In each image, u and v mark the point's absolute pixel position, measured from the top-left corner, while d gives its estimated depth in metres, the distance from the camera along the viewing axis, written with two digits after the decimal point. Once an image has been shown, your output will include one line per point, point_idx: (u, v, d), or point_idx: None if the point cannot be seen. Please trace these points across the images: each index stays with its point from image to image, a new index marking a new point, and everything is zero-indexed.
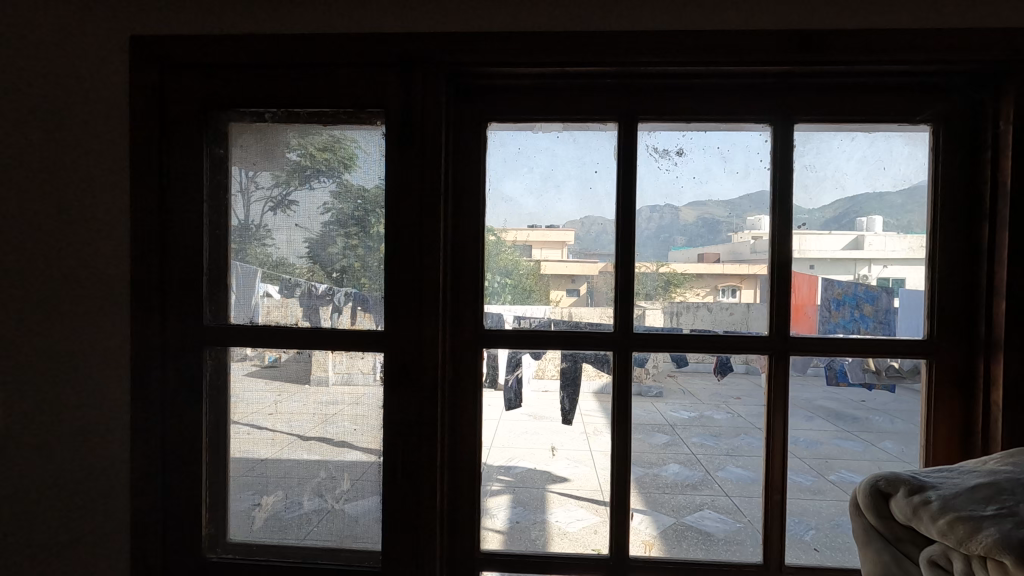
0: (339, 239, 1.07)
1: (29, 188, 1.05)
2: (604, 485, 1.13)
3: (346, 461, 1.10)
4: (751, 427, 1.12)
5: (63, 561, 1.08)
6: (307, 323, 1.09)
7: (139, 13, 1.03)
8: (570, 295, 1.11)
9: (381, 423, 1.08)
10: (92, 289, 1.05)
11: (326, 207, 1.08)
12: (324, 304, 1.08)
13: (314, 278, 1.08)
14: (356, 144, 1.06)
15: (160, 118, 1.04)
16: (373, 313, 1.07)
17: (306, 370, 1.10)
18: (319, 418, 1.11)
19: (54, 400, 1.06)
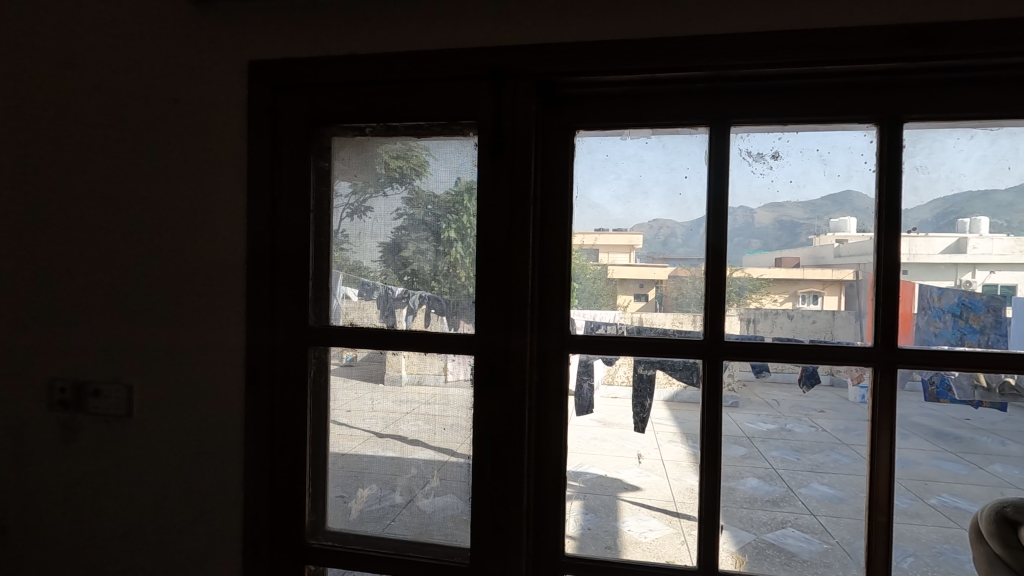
0: (411, 243, 1.13)
1: (160, 201, 1.17)
2: (677, 496, 1.11)
3: (421, 459, 1.15)
4: (837, 443, 1.06)
5: (183, 538, 1.19)
6: (383, 324, 1.15)
7: (257, 39, 1.13)
8: (638, 300, 1.11)
9: (456, 424, 1.13)
10: (212, 291, 1.16)
11: (399, 212, 1.13)
12: (400, 306, 1.14)
13: (390, 281, 1.14)
14: (427, 151, 1.12)
15: (272, 135, 1.13)
16: (445, 316, 1.12)
17: (381, 369, 1.15)
18: (394, 418, 1.16)
19: (178, 393, 1.18)
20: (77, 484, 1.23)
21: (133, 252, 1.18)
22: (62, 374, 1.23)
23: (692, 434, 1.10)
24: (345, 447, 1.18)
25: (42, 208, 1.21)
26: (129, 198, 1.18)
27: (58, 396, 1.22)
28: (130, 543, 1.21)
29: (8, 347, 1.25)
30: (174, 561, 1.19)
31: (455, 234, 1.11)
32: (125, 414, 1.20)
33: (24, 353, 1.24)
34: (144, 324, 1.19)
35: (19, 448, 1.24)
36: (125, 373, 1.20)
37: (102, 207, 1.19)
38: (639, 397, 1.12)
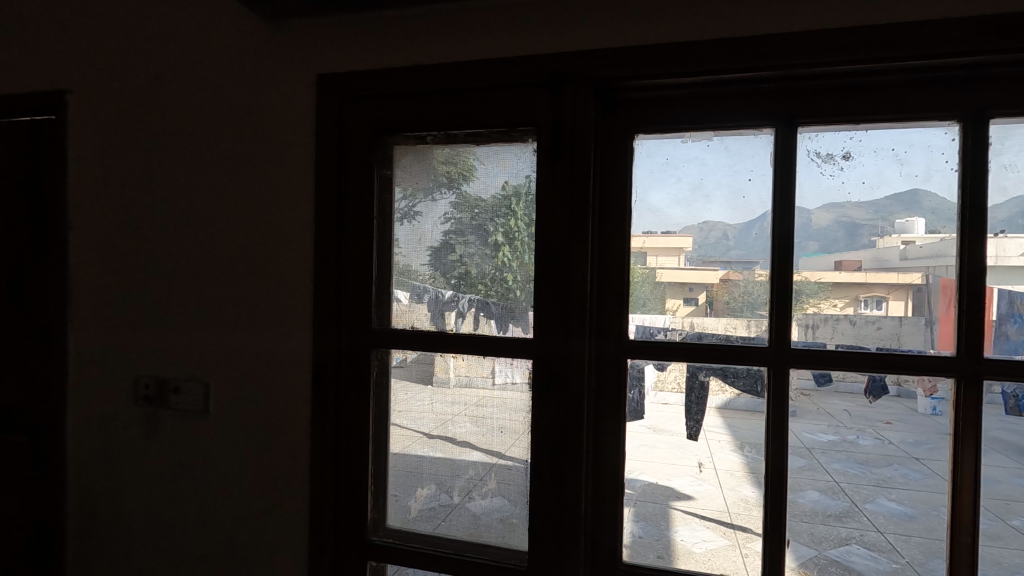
0: (460, 247, 1.15)
1: (233, 209, 1.23)
2: (732, 507, 1.09)
3: (469, 461, 1.17)
4: (904, 457, 1.01)
5: (253, 531, 1.24)
6: (432, 327, 1.17)
7: (325, 53, 1.18)
8: (688, 304, 1.09)
9: (503, 426, 1.14)
10: (281, 294, 1.21)
11: (446, 216, 1.16)
12: (450, 309, 1.16)
13: (438, 285, 1.17)
14: (475, 156, 1.14)
15: (338, 145, 1.18)
16: (494, 320, 1.13)
17: (429, 371, 1.18)
18: (443, 421, 1.18)
19: (250, 391, 1.24)
20: (158, 474, 1.31)
21: (210, 257, 1.25)
22: (147, 371, 1.31)
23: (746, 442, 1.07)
24: (398, 447, 1.21)
25: (131, 216, 1.30)
26: (205, 207, 1.25)
27: (143, 392, 1.31)
28: (205, 532, 1.28)
29: (99, 345, 1.35)
30: (245, 551, 1.25)
31: (503, 238, 1.12)
32: (202, 410, 1.27)
33: (114, 351, 1.34)
34: (219, 325, 1.25)
35: (110, 438, 1.34)
36: (203, 371, 1.27)
37: (183, 215, 1.27)
38: (692, 404, 1.10)
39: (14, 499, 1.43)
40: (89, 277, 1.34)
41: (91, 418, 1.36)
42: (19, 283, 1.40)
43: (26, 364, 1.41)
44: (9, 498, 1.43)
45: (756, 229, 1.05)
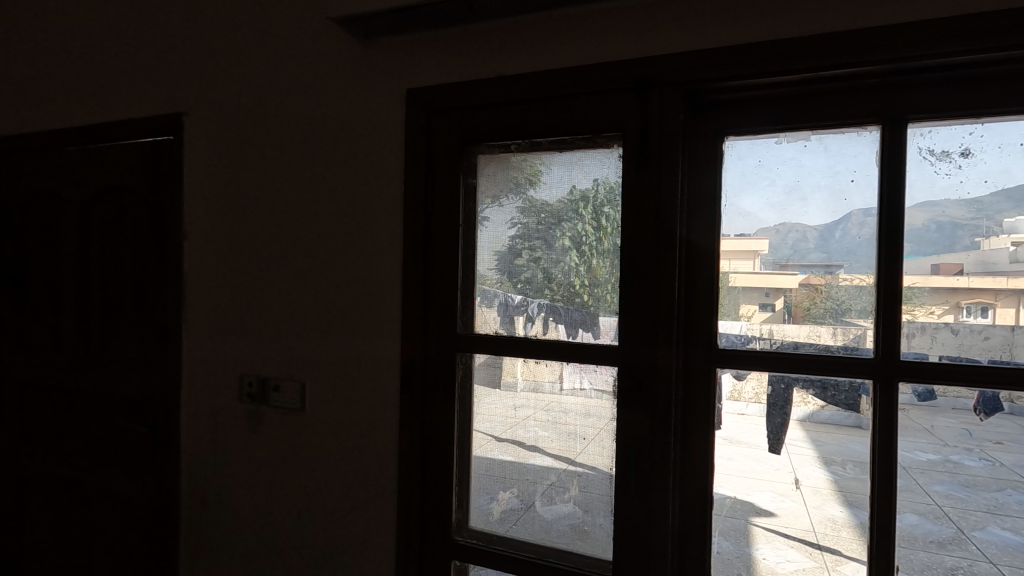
0: (528, 250, 1.18)
1: (328, 219, 1.31)
2: (818, 526, 1.04)
3: (539, 465, 1.18)
4: (1021, 481, 0.92)
5: (345, 525, 1.31)
6: (502, 331, 1.20)
7: (414, 68, 1.23)
8: (763, 310, 1.05)
9: (572, 430, 1.16)
10: (372, 300, 1.27)
11: (513, 221, 1.19)
12: (519, 313, 1.18)
13: (508, 290, 1.19)
14: (541, 162, 1.17)
15: (426, 155, 1.22)
16: (564, 322, 1.15)
17: (496, 375, 1.21)
18: (514, 424, 1.21)
19: (343, 391, 1.30)
20: (260, 467, 1.41)
21: (307, 264, 1.33)
22: (250, 370, 1.41)
23: (822, 456, 1.03)
24: (480, 450, 1.23)
25: (238, 226, 1.41)
26: (302, 217, 1.33)
27: (247, 390, 1.41)
28: (301, 523, 1.36)
29: (209, 345, 1.47)
30: (338, 543, 1.32)
31: (570, 242, 1.14)
32: (299, 408, 1.35)
33: (222, 351, 1.45)
34: (315, 328, 1.33)
35: (218, 431, 1.46)
36: (300, 371, 1.35)
37: (283, 225, 1.36)
38: (776, 423, 1.06)
39: (139, 483, 1.58)
40: (201, 282, 1.46)
41: (202, 412, 1.48)
42: (143, 288, 1.55)
43: (148, 361, 1.55)
44: (134, 482, 1.59)
45: (838, 230, 1.01)
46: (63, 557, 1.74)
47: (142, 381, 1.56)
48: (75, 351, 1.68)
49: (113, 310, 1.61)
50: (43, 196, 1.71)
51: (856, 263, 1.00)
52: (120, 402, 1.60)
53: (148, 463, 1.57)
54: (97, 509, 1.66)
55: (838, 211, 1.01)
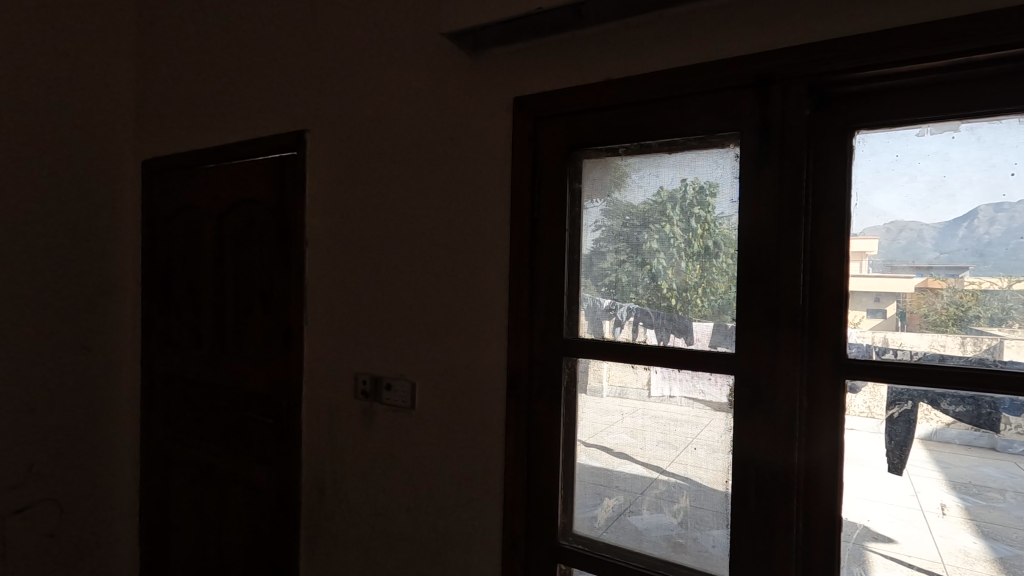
0: (610, 254, 1.18)
1: (438, 227, 1.36)
2: (948, 558, 0.94)
3: (634, 473, 1.17)
4: None
5: (453, 520, 1.35)
6: (590, 334, 1.21)
7: (522, 76, 1.25)
8: (872, 316, 0.98)
9: (663, 437, 1.14)
10: (481, 302, 1.30)
11: (598, 224, 1.19)
12: (607, 318, 1.18)
13: (597, 294, 1.20)
14: (628, 165, 1.16)
15: (533, 161, 1.23)
16: (655, 327, 1.14)
17: (583, 379, 1.22)
18: (604, 429, 1.20)
19: (451, 391, 1.35)
20: (373, 461, 1.49)
21: (418, 270, 1.40)
22: (364, 369, 1.50)
23: (972, 484, 0.92)
24: (582, 455, 1.23)
25: (354, 234, 1.51)
26: (414, 225, 1.40)
27: (361, 386, 1.49)
28: (411, 516, 1.42)
29: (327, 344, 1.57)
30: (446, 539, 1.36)
31: (658, 245, 1.13)
32: (409, 406, 1.42)
33: (339, 351, 1.55)
34: (426, 330, 1.39)
35: (335, 426, 1.56)
36: (411, 371, 1.42)
37: (396, 232, 1.43)
38: (890, 442, 0.98)
39: (265, 470, 1.72)
40: (321, 286, 1.58)
41: (320, 408, 1.59)
42: (269, 291, 1.70)
43: (275, 359, 1.69)
44: (261, 470, 1.73)
45: (961, 229, 0.93)
46: (200, 534, 1.93)
47: (268, 377, 1.71)
48: (212, 348, 1.87)
49: (244, 311, 1.77)
50: (188, 209, 1.92)
51: (983, 266, 0.91)
52: (250, 394, 1.76)
53: (273, 453, 1.71)
54: (229, 492, 1.83)
55: (967, 206, 0.92)
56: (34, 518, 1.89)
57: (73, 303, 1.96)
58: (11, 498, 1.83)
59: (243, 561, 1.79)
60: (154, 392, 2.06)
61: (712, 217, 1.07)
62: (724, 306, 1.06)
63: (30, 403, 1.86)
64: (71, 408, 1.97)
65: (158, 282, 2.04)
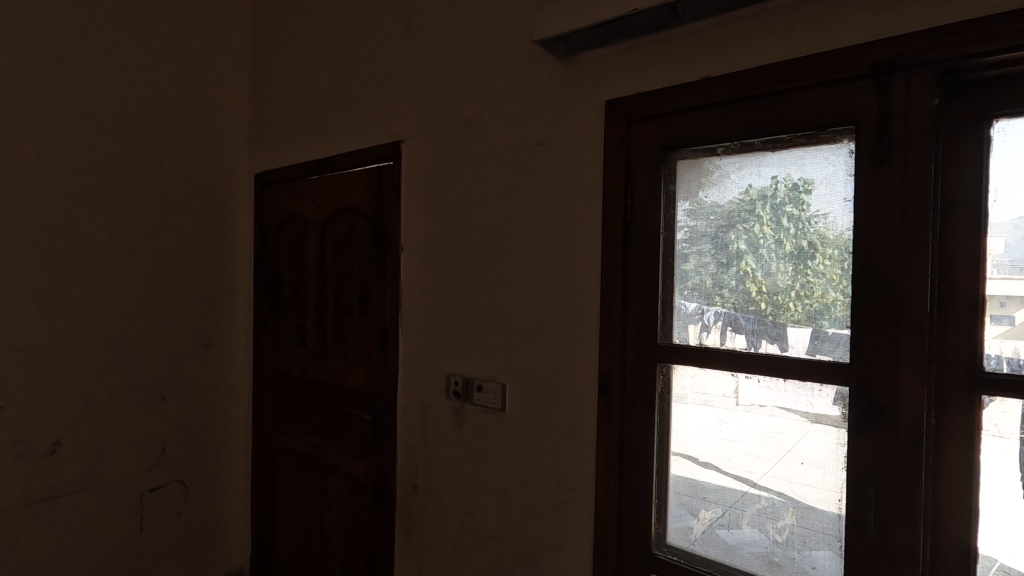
0: (694, 256, 1.16)
1: (529, 232, 1.38)
2: None
3: (730, 484, 1.13)
4: None
5: (543, 523, 1.36)
6: (677, 339, 1.18)
7: (614, 79, 1.24)
8: (998, 323, 0.88)
9: (762, 449, 1.09)
10: (572, 306, 1.31)
11: (682, 225, 1.17)
12: (694, 322, 1.16)
13: (687, 298, 1.17)
14: (716, 165, 1.13)
15: (625, 164, 1.22)
16: (744, 332, 1.10)
17: (669, 385, 1.20)
18: (696, 437, 1.17)
19: (542, 394, 1.37)
20: (463, 461, 1.54)
21: (508, 274, 1.43)
22: (456, 370, 1.55)
23: None
24: (676, 465, 1.19)
25: (447, 239, 1.56)
26: (505, 230, 1.43)
27: (454, 387, 1.54)
28: (501, 516, 1.45)
29: (420, 346, 1.64)
30: (535, 541, 1.38)
31: (745, 246, 1.10)
32: (499, 409, 1.45)
33: (431, 352, 1.61)
34: (516, 334, 1.42)
35: (428, 425, 1.62)
36: (502, 374, 1.44)
37: (487, 238, 1.47)
38: None
39: (363, 464, 1.82)
40: (414, 290, 1.65)
41: (413, 407, 1.66)
42: (366, 295, 1.80)
43: (371, 359, 1.79)
44: (359, 464, 1.83)
45: None
46: (303, 522, 2.07)
47: (365, 376, 1.80)
48: (315, 347, 2.00)
49: (343, 314, 1.88)
50: (293, 219, 2.08)
51: None
52: (349, 392, 1.87)
53: (370, 449, 1.80)
54: (330, 483, 1.95)
55: None
56: (165, 497, 2.12)
57: (196, 306, 2.18)
58: (146, 478, 2.07)
59: (343, 549, 1.90)
60: (263, 387, 2.24)
61: (806, 216, 1.02)
62: (819, 311, 1.01)
63: (161, 394, 2.10)
64: (195, 400, 2.19)
65: (267, 286, 2.21)
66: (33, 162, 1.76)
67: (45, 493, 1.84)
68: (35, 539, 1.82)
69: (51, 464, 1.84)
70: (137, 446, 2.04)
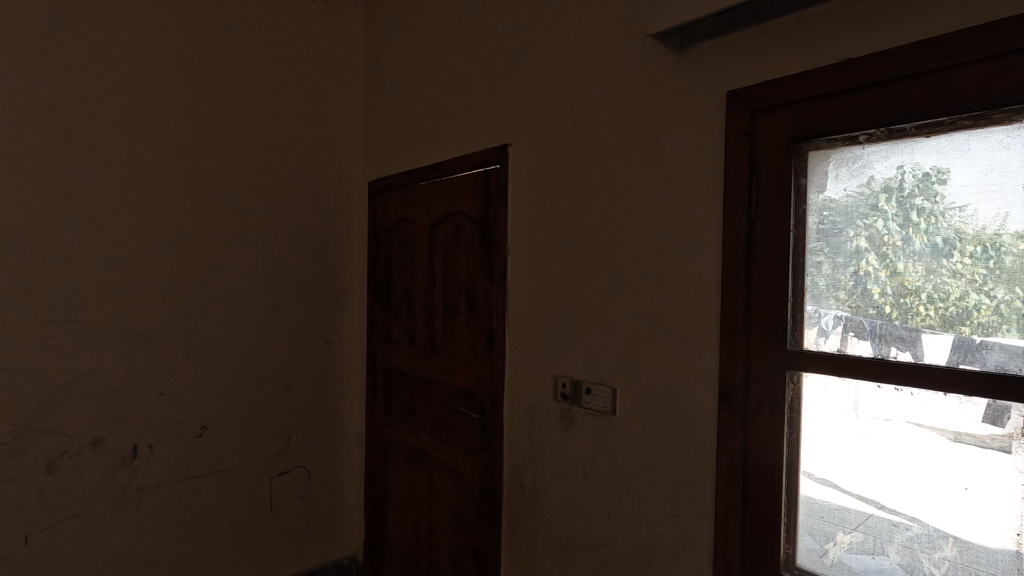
0: (822, 254, 1.07)
1: (642, 233, 1.35)
2: None
3: (874, 507, 1.02)
4: None
5: (657, 533, 1.32)
6: (792, 345, 1.11)
7: (737, 69, 1.17)
8: None
9: (913, 470, 0.97)
10: (689, 309, 1.26)
11: (810, 221, 1.08)
12: (811, 325, 1.08)
13: (816, 300, 1.08)
14: (855, 154, 1.03)
15: (750, 157, 1.14)
16: (866, 338, 1.02)
17: (798, 395, 1.11)
18: (831, 453, 1.07)
19: (656, 399, 1.32)
20: (571, 463, 1.52)
21: (619, 276, 1.40)
22: (564, 372, 1.54)
23: None
24: (807, 482, 1.10)
25: (554, 241, 1.56)
26: (615, 231, 1.40)
27: (561, 389, 1.54)
28: (611, 523, 1.42)
29: (527, 348, 1.65)
30: (649, 552, 1.33)
31: (867, 243, 1.02)
32: (610, 412, 1.42)
33: (539, 353, 1.61)
34: (627, 337, 1.38)
35: (535, 426, 1.63)
36: (613, 377, 1.41)
37: (596, 239, 1.45)
38: None
39: (470, 461, 1.87)
40: (521, 291, 1.66)
41: (520, 407, 1.67)
42: (473, 296, 1.84)
43: (478, 359, 1.83)
44: (466, 461, 1.88)
45: None
46: (413, 513, 2.16)
47: (472, 376, 1.85)
48: (423, 346, 2.09)
49: (450, 314, 1.94)
50: (404, 223, 2.18)
51: None
52: (457, 390, 1.92)
53: (477, 446, 1.84)
54: (439, 478, 2.02)
55: None
56: (290, 482, 2.31)
57: (318, 306, 2.35)
58: (275, 462, 2.26)
59: (451, 542, 1.96)
60: (376, 384, 2.37)
61: (938, 208, 0.94)
62: (964, 315, 0.92)
63: (288, 386, 2.28)
64: (316, 393, 2.36)
65: (379, 287, 2.34)
66: (185, 177, 2.00)
67: (196, 471, 2.07)
68: (187, 511, 2.06)
69: (199, 445, 2.07)
70: (268, 433, 2.24)
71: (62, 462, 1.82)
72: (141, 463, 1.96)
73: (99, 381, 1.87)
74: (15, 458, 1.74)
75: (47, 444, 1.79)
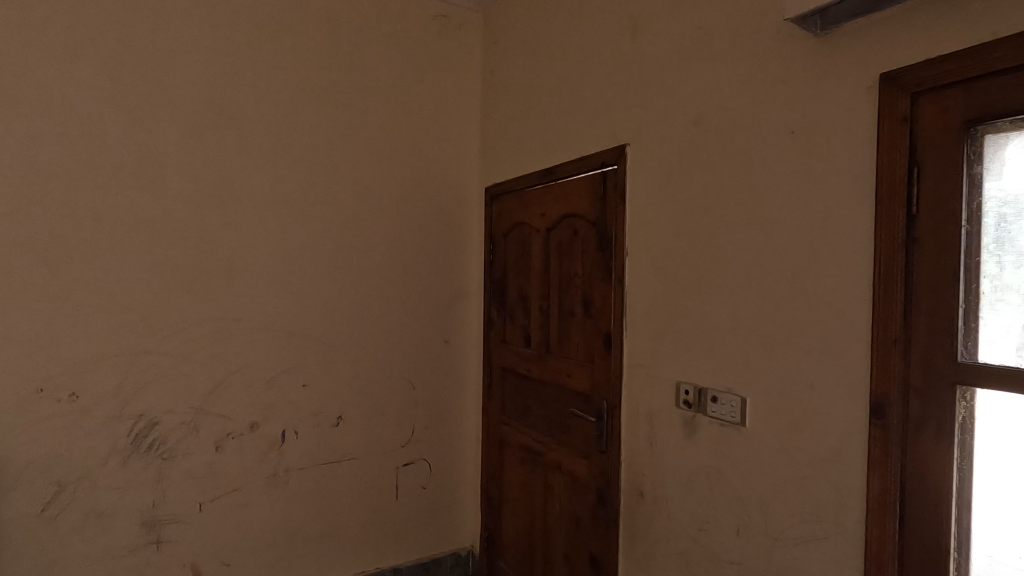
0: (1002, 253, 0.93)
1: (775, 232, 1.26)
2: None
3: None
4: None
5: (793, 556, 1.22)
6: (965, 358, 0.97)
7: (891, 48, 1.06)
8: None
9: None
10: (832, 314, 1.15)
11: (986, 215, 0.95)
12: (987, 334, 0.95)
13: (995, 306, 0.94)
14: None
15: (909, 146, 1.02)
16: None
17: (971, 415, 0.97)
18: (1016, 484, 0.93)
19: (791, 411, 1.23)
20: (695, 474, 1.46)
21: (749, 278, 1.32)
22: (687, 378, 1.48)
23: None
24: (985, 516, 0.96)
25: (676, 241, 1.51)
26: (745, 230, 1.33)
27: (684, 396, 1.48)
28: (739, 540, 1.34)
29: (646, 352, 1.61)
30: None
31: None
32: (740, 423, 1.33)
33: (660, 358, 1.56)
34: (758, 343, 1.30)
35: (654, 433, 1.58)
36: (743, 385, 1.33)
37: (722, 239, 1.38)
38: None
39: (586, 465, 1.86)
40: (640, 293, 1.63)
41: (639, 413, 1.63)
42: (589, 299, 1.83)
43: (593, 362, 1.81)
44: (581, 465, 1.87)
45: None
46: (528, 512, 2.19)
47: (588, 378, 1.84)
48: (538, 347, 2.11)
49: (566, 317, 1.95)
50: (519, 227, 2.22)
51: None
52: (572, 393, 1.92)
53: (594, 450, 1.82)
54: (554, 479, 2.03)
55: None
56: (413, 473, 2.45)
57: (438, 307, 2.47)
58: (400, 454, 2.41)
59: (567, 545, 1.96)
60: (492, 383, 2.44)
61: None
62: None
63: (412, 382, 2.43)
64: (436, 390, 2.49)
65: (495, 289, 2.41)
66: (325, 189, 2.21)
67: (333, 457, 2.27)
68: (325, 493, 2.26)
69: (336, 434, 2.27)
70: (394, 426, 2.39)
71: (227, 441, 2.08)
72: (289, 446, 2.18)
73: (255, 372, 2.12)
74: (192, 436, 2.02)
75: (215, 425, 2.06)
